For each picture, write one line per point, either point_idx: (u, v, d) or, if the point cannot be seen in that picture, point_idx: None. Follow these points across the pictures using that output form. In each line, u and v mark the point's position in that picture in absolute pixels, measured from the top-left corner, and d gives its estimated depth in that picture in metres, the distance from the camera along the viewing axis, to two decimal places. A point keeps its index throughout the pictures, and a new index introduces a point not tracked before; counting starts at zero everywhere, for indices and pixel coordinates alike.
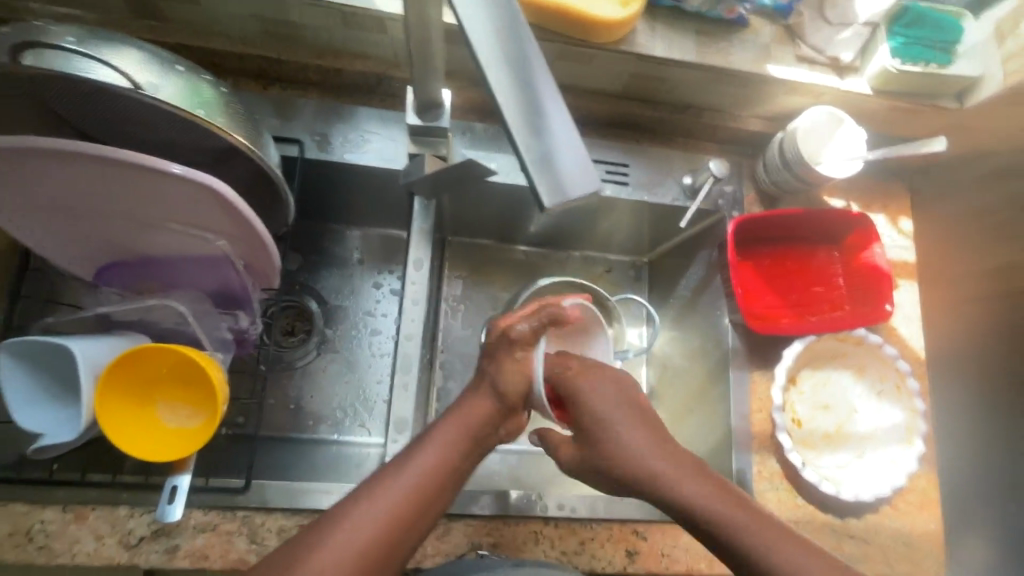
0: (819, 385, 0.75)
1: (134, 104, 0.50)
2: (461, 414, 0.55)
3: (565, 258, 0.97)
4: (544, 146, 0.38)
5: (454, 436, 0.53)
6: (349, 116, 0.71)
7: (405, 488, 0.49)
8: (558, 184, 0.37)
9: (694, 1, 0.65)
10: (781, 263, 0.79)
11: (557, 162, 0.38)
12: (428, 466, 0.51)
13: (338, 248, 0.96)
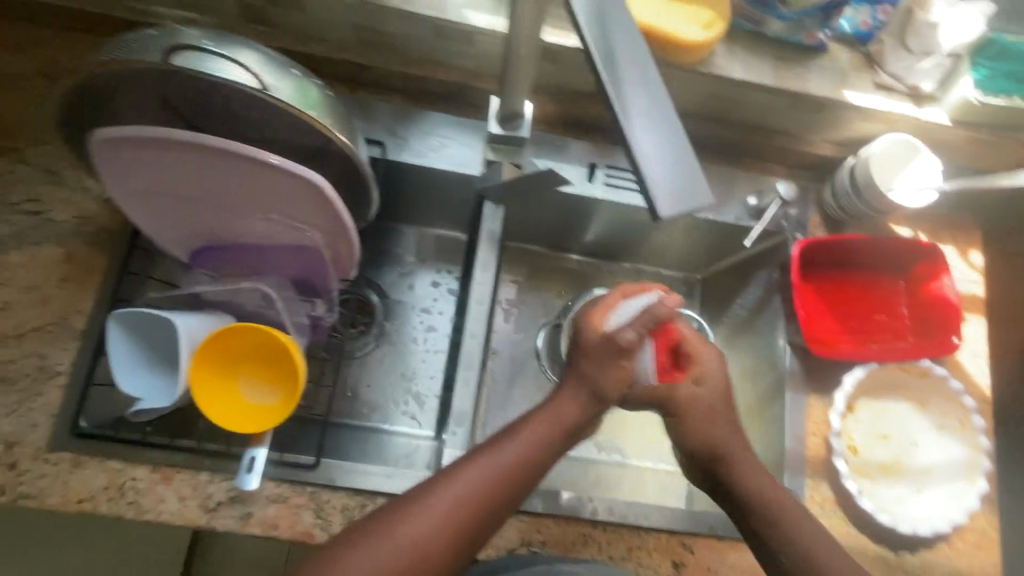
0: (878, 414, 0.74)
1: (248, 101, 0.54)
2: (556, 409, 0.58)
3: (617, 269, 0.99)
4: (661, 158, 0.39)
5: (545, 430, 0.56)
6: (430, 122, 0.75)
7: (482, 481, 0.52)
8: (673, 195, 0.38)
9: (776, 27, 0.67)
10: (843, 289, 0.79)
11: (673, 175, 0.39)
12: (505, 462, 0.53)
13: (401, 246, 1.00)
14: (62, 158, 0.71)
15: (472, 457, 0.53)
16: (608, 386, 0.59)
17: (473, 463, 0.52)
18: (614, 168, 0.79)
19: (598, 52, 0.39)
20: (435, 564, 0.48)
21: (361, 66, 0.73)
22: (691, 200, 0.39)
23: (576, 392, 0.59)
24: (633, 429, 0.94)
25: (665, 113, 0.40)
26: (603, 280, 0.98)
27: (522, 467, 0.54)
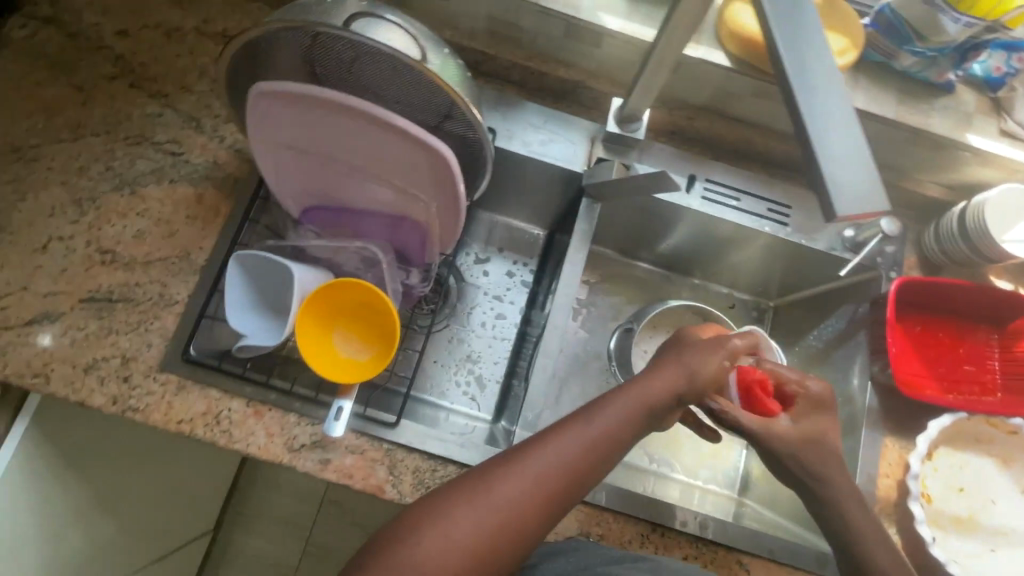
0: (957, 465, 0.72)
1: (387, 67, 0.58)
2: (641, 389, 0.59)
3: (685, 284, 0.99)
4: (838, 161, 0.37)
5: (630, 408, 0.58)
6: (543, 117, 0.78)
7: (570, 452, 0.55)
8: (849, 198, 0.36)
9: (906, 60, 0.67)
10: (933, 333, 0.77)
11: (849, 178, 0.37)
12: (592, 435, 0.56)
13: (481, 233, 1.03)
14: (206, 108, 0.77)
15: (559, 430, 0.56)
16: (707, 372, 0.60)
17: (561, 435, 0.55)
18: (712, 182, 0.80)
19: (783, 55, 0.39)
20: (529, 525, 0.52)
21: (485, 55, 0.76)
22: (869, 205, 0.36)
23: (663, 376, 0.60)
24: (685, 445, 0.94)
25: (846, 114, 0.38)
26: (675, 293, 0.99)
27: (609, 439, 0.56)
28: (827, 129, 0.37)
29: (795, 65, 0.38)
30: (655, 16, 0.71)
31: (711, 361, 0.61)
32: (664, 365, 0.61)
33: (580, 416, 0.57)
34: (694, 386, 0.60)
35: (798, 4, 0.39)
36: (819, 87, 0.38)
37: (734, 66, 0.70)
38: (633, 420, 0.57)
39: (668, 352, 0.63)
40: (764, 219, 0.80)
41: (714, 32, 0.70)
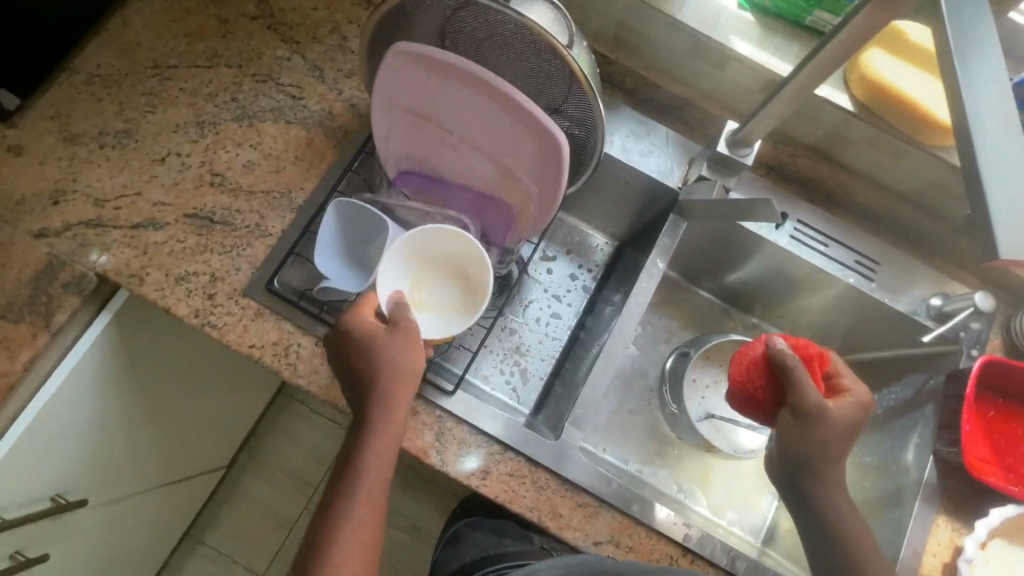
0: (1011, 562, 0.68)
1: (527, 45, 0.61)
2: (386, 427, 0.62)
3: (745, 320, 0.98)
4: (1006, 199, 0.35)
5: (389, 445, 0.62)
6: (647, 129, 0.80)
7: (355, 520, 0.59)
8: (1013, 237, 0.34)
9: None
10: (1007, 421, 0.74)
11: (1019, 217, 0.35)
12: (357, 496, 0.60)
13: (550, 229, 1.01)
14: (332, 60, 0.81)
15: (332, 515, 0.59)
16: (409, 364, 0.63)
17: (338, 515, 0.59)
18: (803, 224, 0.79)
19: (962, 94, 0.38)
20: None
21: (606, 58, 0.78)
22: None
23: (395, 408, 0.62)
24: (716, 482, 0.92)
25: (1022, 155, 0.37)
26: (735, 328, 0.97)
27: (377, 484, 0.61)
28: (999, 166, 0.36)
29: (972, 101, 0.38)
30: (786, 49, 0.72)
31: (412, 351, 0.63)
32: (372, 392, 0.62)
33: (340, 492, 0.60)
34: (409, 383, 0.63)
35: (980, 51, 0.40)
36: (996, 128, 0.37)
37: (856, 111, 0.71)
38: (388, 451, 0.61)
39: (372, 370, 0.62)
40: (849, 270, 0.79)
41: (841, 77, 0.71)
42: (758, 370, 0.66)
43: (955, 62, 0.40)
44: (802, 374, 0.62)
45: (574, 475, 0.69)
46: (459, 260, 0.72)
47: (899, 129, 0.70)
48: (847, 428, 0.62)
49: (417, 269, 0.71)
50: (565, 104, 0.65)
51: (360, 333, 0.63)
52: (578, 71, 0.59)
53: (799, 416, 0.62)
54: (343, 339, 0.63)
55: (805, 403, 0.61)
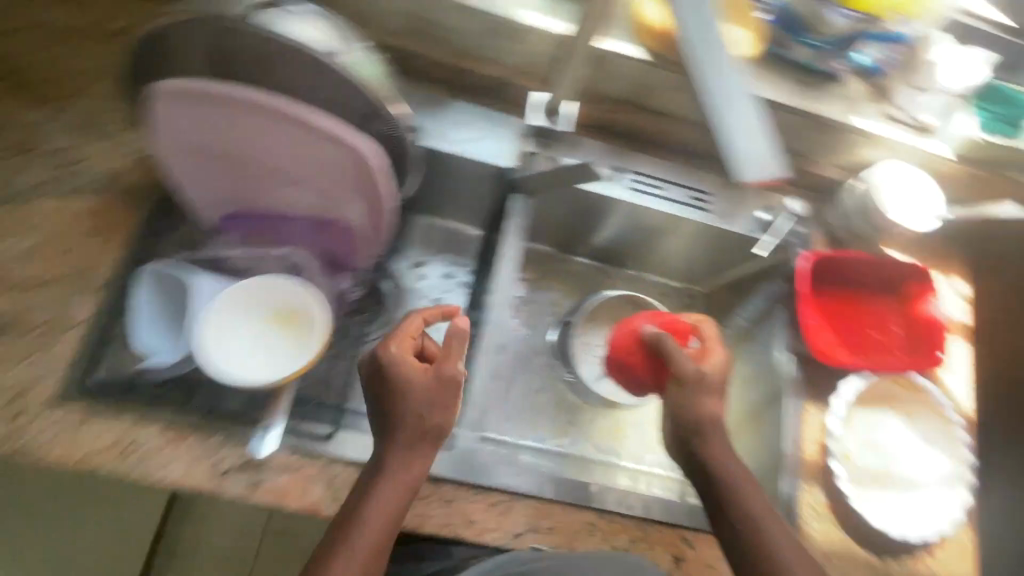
0: (873, 424, 0.78)
1: (298, 66, 0.53)
2: (396, 474, 0.59)
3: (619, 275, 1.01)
4: (735, 123, 0.40)
5: (394, 495, 0.58)
6: (464, 115, 0.78)
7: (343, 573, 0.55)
8: (747, 161, 0.39)
9: (800, 52, 0.71)
10: (845, 305, 0.84)
11: (749, 142, 0.40)
12: (367, 529, 0.57)
13: (414, 232, 0.93)
14: (96, 114, 0.71)
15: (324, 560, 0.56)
16: (442, 409, 0.61)
17: (342, 550, 0.56)
18: (639, 174, 0.83)
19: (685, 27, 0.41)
20: None
21: (406, 53, 0.77)
22: (769, 167, 0.39)
23: (416, 453, 0.60)
24: (630, 433, 0.96)
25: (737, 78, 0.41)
26: (614, 285, 1.01)
27: (391, 518, 0.58)
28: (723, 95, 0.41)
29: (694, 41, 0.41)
30: (572, 14, 0.73)
31: (447, 399, 0.61)
32: (395, 433, 0.60)
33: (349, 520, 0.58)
34: (432, 435, 0.61)
35: None
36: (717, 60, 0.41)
37: (647, 60, 0.74)
38: (396, 501, 0.59)
39: (396, 412, 0.60)
40: (687, 207, 0.83)
41: (626, 26, 0.74)
42: (630, 342, 0.79)
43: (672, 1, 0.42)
44: (671, 345, 0.71)
45: (478, 477, 0.68)
46: (296, 312, 0.66)
47: None
48: (716, 381, 0.70)
49: (245, 323, 0.64)
50: (380, 111, 0.57)
51: (394, 365, 0.61)
52: (357, 78, 0.55)
53: (682, 383, 0.69)
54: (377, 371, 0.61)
55: (682, 371, 0.69)
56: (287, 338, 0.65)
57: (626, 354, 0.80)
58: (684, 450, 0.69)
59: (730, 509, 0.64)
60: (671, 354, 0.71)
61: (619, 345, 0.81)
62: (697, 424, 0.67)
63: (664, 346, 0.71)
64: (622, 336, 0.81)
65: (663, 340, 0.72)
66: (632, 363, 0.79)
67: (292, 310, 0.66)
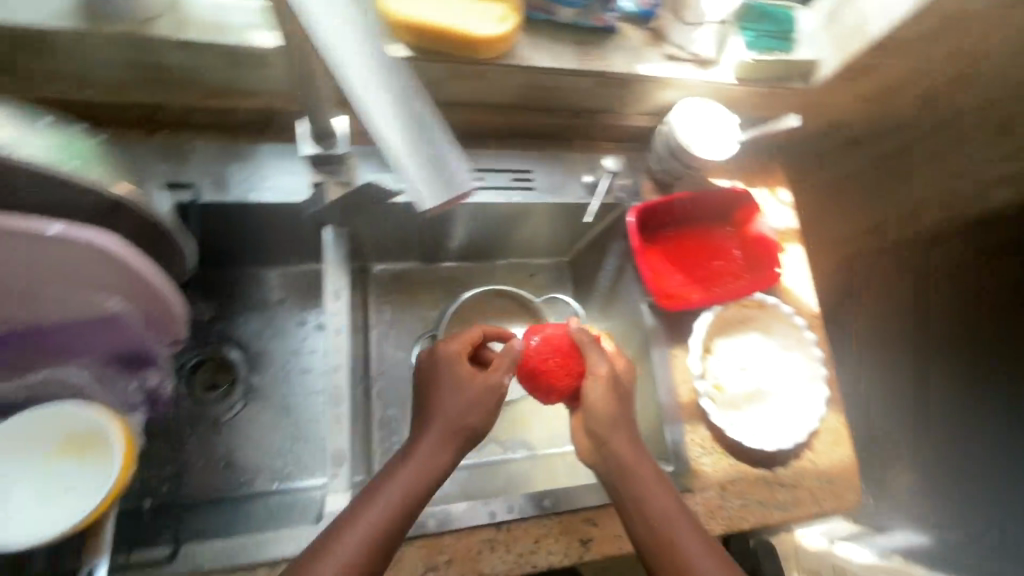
0: (733, 349, 0.81)
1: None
2: (422, 457, 0.61)
3: (492, 267, 1.03)
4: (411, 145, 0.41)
5: (413, 480, 0.60)
6: (247, 156, 0.72)
7: (347, 549, 0.55)
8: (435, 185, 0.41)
9: (565, 13, 0.69)
10: (684, 244, 0.87)
11: (427, 165, 0.42)
12: (374, 517, 0.57)
13: (256, 291, 0.91)
14: None
15: (333, 536, 0.56)
16: (479, 405, 0.65)
17: (351, 527, 0.56)
18: None
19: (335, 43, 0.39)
20: None
21: (152, 106, 0.69)
22: (454, 195, 0.42)
23: (444, 440, 0.63)
24: (529, 420, 0.97)
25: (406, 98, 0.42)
26: (480, 281, 1.02)
27: (397, 511, 0.58)
28: (392, 118, 0.41)
29: (350, 60, 0.39)
30: None
31: (484, 402, 0.65)
32: (433, 420, 0.64)
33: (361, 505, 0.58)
34: (465, 434, 0.64)
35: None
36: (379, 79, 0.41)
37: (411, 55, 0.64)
38: (416, 487, 0.60)
39: (437, 402, 0.65)
40: (512, 189, 0.80)
41: None
42: (547, 346, 0.72)
43: (310, 17, 0.39)
44: (591, 345, 0.71)
45: None
46: (85, 436, 0.57)
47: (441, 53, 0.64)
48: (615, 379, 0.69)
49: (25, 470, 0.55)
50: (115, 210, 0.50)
51: (447, 361, 0.67)
52: (27, 160, 0.44)
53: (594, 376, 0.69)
54: (430, 365, 0.68)
55: (596, 364, 0.69)
56: (81, 467, 0.56)
57: (539, 360, 0.72)
58: (595, 447, 0.68)
59: (621, 491, 0.65)
60: (595, 354, 0.71)
61: (533, 351, 0.72)
62: (596, 422, 0.67)
63: (589, 344, 0.71)
64: (537, 342, 0.73)
65: (585, 337, 0.72)
66: (544, 372, 0.72)
67: (91, 434, 0.57)
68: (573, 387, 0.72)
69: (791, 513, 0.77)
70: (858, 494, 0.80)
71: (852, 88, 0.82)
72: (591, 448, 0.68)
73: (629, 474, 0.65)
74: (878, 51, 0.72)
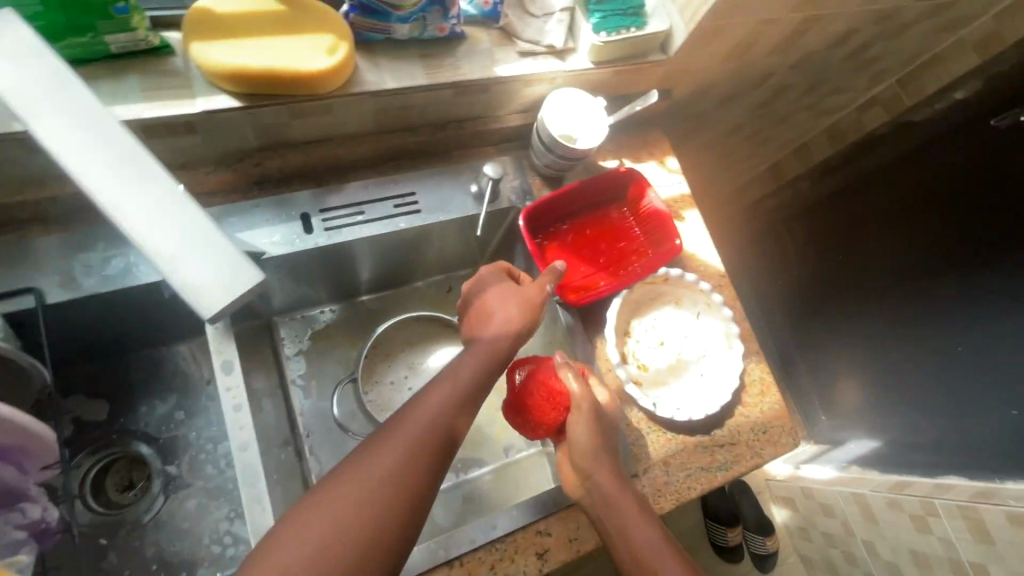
0: (649, 328, 0.82)
1: None
2: (485, 342, 0.67)
3: (410, 291, 0.99)
4: (162, 237, 0.35)
5: (480, 361, 0.65)
6: (92, 243, 0.66)
7: (429, 415, 0.58)
8: (203, 287, 0.34)
9: (402, 30, 0.66)
10: (582, 233, 0.88)
11: (195, 258, 0.35)
12: (403, 444, 0.55)
13: (154, 375, 0.83)
14: None
15: (409, 410, 0.59)
16: (530, 304, 0.72)
17: (426, 395, 0.60)
18: (326, 208, 0.74)
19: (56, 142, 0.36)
20: (409, 493, 0.53)
21: None
22: (237, 288, 0.35)
23: (504, 329, 0.69)
24: (476, 437, 0.95)
25: (153, 176, 0.36)
26: (400, 308, 0.98)
27: (448, 417, 0.59)
28: (136, 211, 0.35)
29: (81, 160, 0.36)
30: (118, 79, 0.58)
31: (532, 303, 0.72)
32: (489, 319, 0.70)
33: (390, 431, 0.57)
34: (518, 329, 0.70)
35: (54, 92, 0.37)
36: (105, 172, 0.36)
37: (241, 102, 0.60)
38: (482, 369, 0.65)
39: (490, 305, 0.71)
40: (396, 217, 0.77)
41: (185, 68, 0.60)
42: (534, 381, 0.75)
43: (39, 135, 0.36)
44: (575, 385, 0.71)
45: None
46: None
47: (272, 94, 0.60)
48: (595, 412, 0.70)
49: None
50: None
51: (490, 278, 0.74)
52: None
53: (580, 412, 0.70)
54: (478, 282, 0.75)
55: (580, 400, 0.70)
56: None
57: (526, 396, 0.75)
58: (579, 479, 0.69)
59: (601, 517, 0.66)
60: (580, 386, 0.71)
61: (521, 387, 0.76)
62: (579, 455, 0.69)
63: (575, 378, 0.71)
64: (523, 376, 0.76)
65: (570, 371, 0.73)
66: (532, 407, 0.75)
67: None
68: (558, 420, 0.73)
69: (735, 471, 0.78)
70: (794, 435, 0.82)
71: (706, 50, 0.83)
72: (577, 482, 0.69)
73: (595, 497, 0.67)
74: (720, 15, 0.73)
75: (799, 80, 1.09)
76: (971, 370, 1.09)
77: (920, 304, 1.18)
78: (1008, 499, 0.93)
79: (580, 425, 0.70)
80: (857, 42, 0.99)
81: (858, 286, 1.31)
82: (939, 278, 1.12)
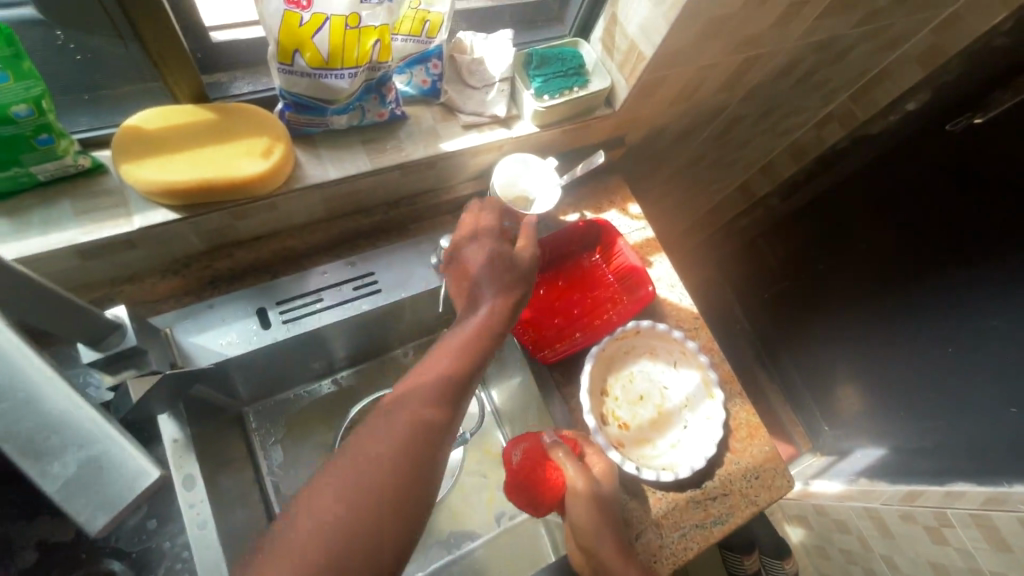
0: (626, 383, 0.81)
1: None
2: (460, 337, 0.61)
3: (385, 362, 0.97)
4: (44, 439, 0.32)
5: (456, 359, 0.59)
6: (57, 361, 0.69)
7: (402, 427, 0.52)
8: (88, 492, 0.32)
9: (340, 120, 0.66)
10: (553, 288, 0.87)
11: (84, 461, 0.32)
12: (379, 470, 0.50)
13: None
14: None
15: (381, 420, 0.53)
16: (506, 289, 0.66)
17: (399, 400, 0.55)
18: (283, 300, 0.73)
19: None
20: (385, 524, 0.48)
21: None
22: (123, 492, 0.32)
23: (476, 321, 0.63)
24: (464, 508, 0.92)
25: (36, 372, 0.34)
26: (375, 381, 0.95)
27: (424, 428, 0.53)
28: (14, 418, 0.32)
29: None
30: (51, 209, 0.57)
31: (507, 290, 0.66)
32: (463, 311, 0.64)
33: (360, 451, 0.51)
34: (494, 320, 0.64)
35: None
36: None
37: (179, 211, 0.59)
38: (457, 368, 0.58)
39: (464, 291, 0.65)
40: (356, 299, 0.76)
41: (121, 186, 0.59)
42: (530, 463, 0.73)
43: None
44: (571, 470, 0.69)
45: None
46: None
47: (214, 202, 0.59)
48: (592, 491, 0.68)
49: None
50: None
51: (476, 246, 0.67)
52: None
53: (578, 496, 0.68)
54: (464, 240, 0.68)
55: (576, 487, 0.68)
56: None
57: (525, 478, 0.72)
58: (585, 557, 0.68)
59: None
60: (577, 469, 0.69)
61: (518, 468, 0.73)
62: (582, 534, 0.67)
63: (570, 463, 0.70)
64: (520, 457, 0.74)
65: (566, 454, 0.71)
66: (530, 488, 0.72)
67: None
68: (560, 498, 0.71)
69: (730, 524, 0.75)
70: (788, 478, 0.79)
71: (651, 99, 0.83)
72: (584, 560, 0.68)
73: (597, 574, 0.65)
74: (658, 68, 0.74)
75: (751, 111, 1.10)
76: (963, 377, 1.06)
77: (916, 310, 1.15)
78: (1017, 504, 0.85)
79: (578, 504, 0.68)
80: (800, 71, 1.00)
81: (852, 294, 1.29)
82: (937, 274, 1.10)
